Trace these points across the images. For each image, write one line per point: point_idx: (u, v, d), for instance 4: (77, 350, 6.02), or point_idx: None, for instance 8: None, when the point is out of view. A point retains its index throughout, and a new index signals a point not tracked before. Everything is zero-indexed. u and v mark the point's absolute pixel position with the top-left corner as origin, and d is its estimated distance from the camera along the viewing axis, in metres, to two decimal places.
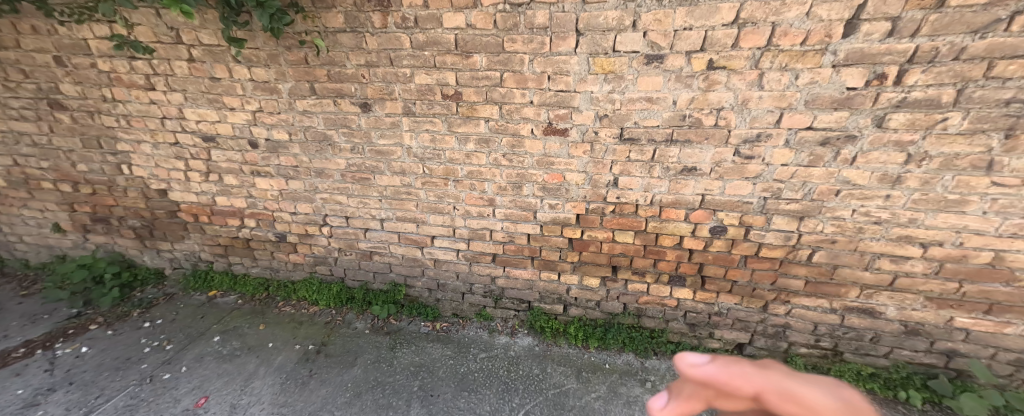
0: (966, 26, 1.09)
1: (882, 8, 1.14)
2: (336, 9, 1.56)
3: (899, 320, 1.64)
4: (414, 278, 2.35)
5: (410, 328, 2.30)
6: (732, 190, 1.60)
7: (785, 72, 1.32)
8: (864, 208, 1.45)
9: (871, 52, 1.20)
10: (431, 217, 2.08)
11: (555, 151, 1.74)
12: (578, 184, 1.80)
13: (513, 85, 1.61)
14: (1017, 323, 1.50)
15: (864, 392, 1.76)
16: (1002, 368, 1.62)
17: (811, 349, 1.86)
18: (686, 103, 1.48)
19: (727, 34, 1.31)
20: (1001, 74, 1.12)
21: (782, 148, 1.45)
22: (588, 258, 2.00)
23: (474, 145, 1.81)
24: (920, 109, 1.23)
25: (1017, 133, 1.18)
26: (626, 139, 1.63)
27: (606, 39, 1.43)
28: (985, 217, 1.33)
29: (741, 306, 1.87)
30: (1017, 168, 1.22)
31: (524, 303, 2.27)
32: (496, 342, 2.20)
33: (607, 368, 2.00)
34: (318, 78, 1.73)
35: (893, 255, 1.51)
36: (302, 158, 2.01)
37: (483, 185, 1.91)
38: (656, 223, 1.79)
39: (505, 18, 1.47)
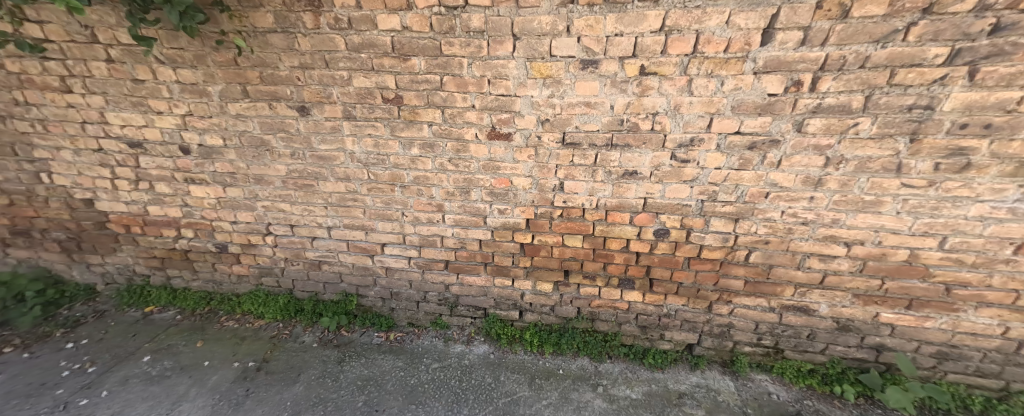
0: (869, 36, 1.15)
1: (794, 18, 1.18)
2: (263, 9, 1.49)
3: (832, 317, 1.71)
4: (366, 288, 2.27)
5: (362, 340, 2.22)
6: (672, 193, 1.63)
7: (711, 78, 1.36)
8: (791, 209, 1.51)
9: (786, 60, 1.25)
10: (380, 224, 2.01)
11: (500, 155, 1.72)
12: (525, 188, 1.78)
13: (454, 89, 1.58)
14: (935, 317, 1.58)
15: (803, 388, 1.82)
16: (925, 361, 1.70)
17: (754, 347, 1.90)
18: (623, 108, 1.50)
19: (656, 41, 1.34)
20: (902, 82, 1.19)
21: (714, 152, 1.49)
22: (540, 263, 1.98)
23: (419, 150, 1.76)
24: (834, 115, 1.30)
25: (921, 137, 1.25)
26: (569, 143, 1.63)
27: (541, 43, 1.43)
28: (899, 217, 1.40)
29: (688, 307, 1.90)
30: (923, 170, 1.30)
31: (480, 310, 2.23)
32: (451, 351, 2.15)
33: (561, 373, 1.99)
34: (250, 80, 1.67)
35: (821, 254, 1.57)
36: (238, 164, 1.93)
37: (431, 191, 1.87)
38: (602, 226, 1.80)
39: (441, 21, 1.43)
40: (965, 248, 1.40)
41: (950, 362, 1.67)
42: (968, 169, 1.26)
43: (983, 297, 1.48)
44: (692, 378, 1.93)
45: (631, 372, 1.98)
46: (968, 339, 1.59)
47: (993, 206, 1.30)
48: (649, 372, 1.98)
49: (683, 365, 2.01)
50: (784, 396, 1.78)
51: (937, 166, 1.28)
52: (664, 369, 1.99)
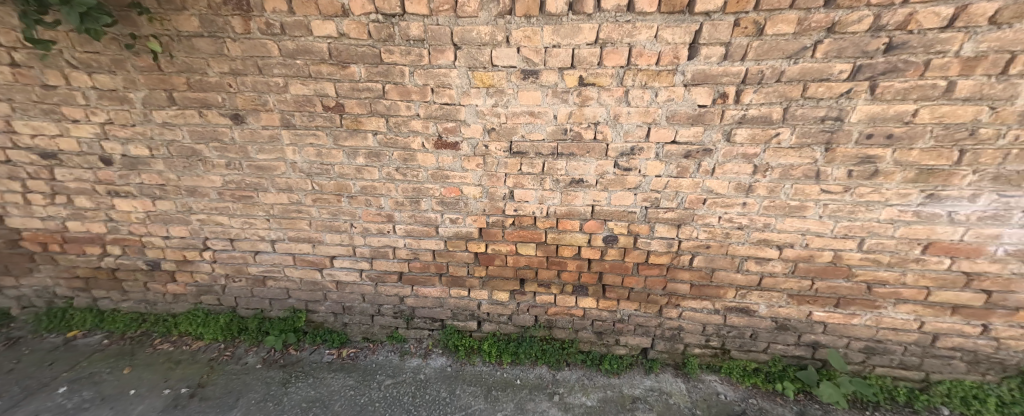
0: (782, 53, 1.25)
1: (715, 34, 1.27)
2: (187, 12, 1.42)
3: (770, 317, 1.78)
4: (316, 303, 2.17)
5: (311, 358, 2.12)
6: (617, 200, 1.67)
7: (646, 89, 1.42)
8: (727, 215, 1.58)
9: (712, 73, 1.34)
10: (328, 236, 1.92)
11: (448, 164, 1.69)
12: (475, 197, 1.76)
13: (397, 97, 1.54)
14: (861, 314, 1.68)
15: (749, 387, 1.89)
16: (856, 356, 1.80)
17: (703, 349, 1.96)
18: (566, 118, 1.52)
19: (592, 53, 1.38)
20: (814, 95, 1.29)
21: (653, 161, 1.55)
22: (495, 272, 1.96)
23: (364, 159, 1.69)
24: (757, 125, 1.38)
25: (833, 146, 1.35)
26: (516, 152, 1.63)
27: (481, 53, 1.43)
28: (821, 221, 1.49)
29: (640, 312, 1.94)
30: (838, 177, 1.39)
31: (437, 322, 2.18)
32: (406, 366, 2.08)
33: (518, 383, 1.96)
34: (176, 87, 1.59)
35: (757, 257, 1.65)
36: (167, 175, 1.84)
37: (380, 201, 1.80)
38: (554, 234, 1.81)
39: (379, 28, 1.40)
40: (881, 248, 1.51)
41: (877, 356, 1.78)
42: (876, 176, 1.37)
43: (900, 294, 1.59)
44: (646, 381, 1.96)
45: (588, 379, 1.99)
46: (890, 334, 1.70)
47: (901, 209, 1.40)
48: (605, 378, 1.99)
49: (638, 369, 2.03)
50: (731, 396, 1.84)
51: (850, 173, 1.38)
52: (620, 374, 2.01)
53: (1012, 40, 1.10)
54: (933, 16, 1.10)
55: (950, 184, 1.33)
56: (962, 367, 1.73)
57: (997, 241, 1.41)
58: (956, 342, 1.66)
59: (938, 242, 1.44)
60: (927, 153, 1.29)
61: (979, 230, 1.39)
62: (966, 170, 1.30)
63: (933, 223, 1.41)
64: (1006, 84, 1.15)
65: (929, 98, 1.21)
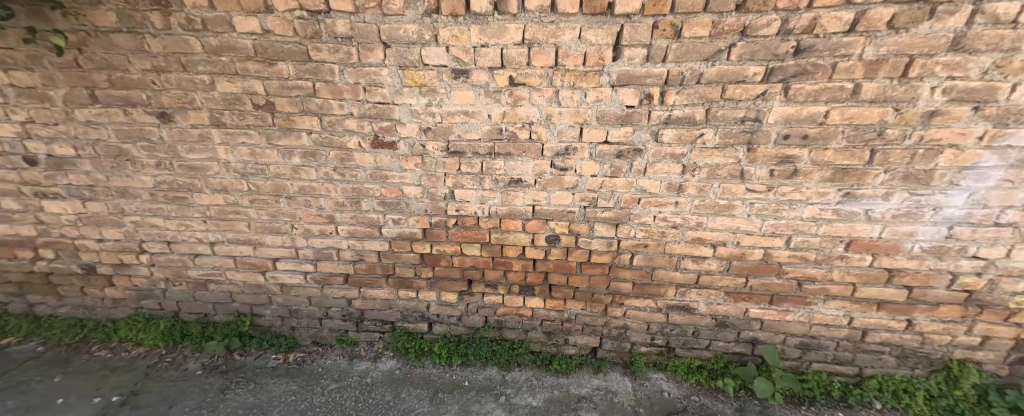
0: (699, 55, 1.28)
1: (636, 36, 1.29)
2: (103, 7, 1.37)
3: (710, 315, 1.82)
4: (262, 307, 2.13)
5: (256, 363, 2.08)
6: (556, 200, 1.68)
7: (575, 90, 1.43)
8: (662, 214, 1.61)
9: (636, 75, 1.36)
10: (269, 238, 1.87)
11: (387, 164, 1.65)
12: (417, 197, 1.73)
13: (329, 96, 1.50)
14: (794, 311, 1.72)
15: (693, 384, 1.91)
16: (793, 352, 1.84)
17: (649, 347, 1.98)
18: (500, 117, 1.52)
19: (520, 53, 1.38)
20: (732, 97, 1.33)
21: (588, 161, 1.56)
22: (442, 273, 1.94)
23: (300, 159, 1.64)
24: (682, 126, 1.41)
25: (754, 147, 1.39)
26: (453, 152, 1.61)
27: (411, 51, 1.40)
28: (749, 219, 1.54)
29: (586, 311, 1.95)
30: (761, 176, 1.44)
31: (387, 324, 2.14)
32: (354, 369, 2.04)
33: (466, 385, 1.94)
34: (98, 84, 1.53)
35: (693, 255, 1.68)
36: (96, 176, 1.78)
37: (319, 202, 1.75)
38: (497, 234, 1.80)
39: (304, 25, 1.36)
40: (807, 246, 1.55)
41: (813, 352, 1.82)
42: (796, 175, 1.41)
43: (828, 290, 1.64)
44: (594, 381, 1.97)
45: (537, 379, 1.98)
46: (823, 330, 1.74)
47: (821, 208, 1.45)
48: (554, 378, 1.99)
49: (588, 368, 2.04)
50: (674, 393, 1.86)
51: (772, 173, 1.42)
52: (569, 373, 2.01)
53: (909, 44, 1.14)
54: (835, 21, 1.14)
55: (864, 183, 1.37)
56: (892, 362, 1.77)
57: (913, 239, 1.45)
58: (883, 337, 1.70)
59: (858, 239, 1.49)
60: (842, 153, 1.34)
61: (895, 228, 1.44)
62: (877, 169, 1.34)
63: (852, 221, 1.45)
64: (907, 86, 1.20)
65: (839, 100, 1.26)
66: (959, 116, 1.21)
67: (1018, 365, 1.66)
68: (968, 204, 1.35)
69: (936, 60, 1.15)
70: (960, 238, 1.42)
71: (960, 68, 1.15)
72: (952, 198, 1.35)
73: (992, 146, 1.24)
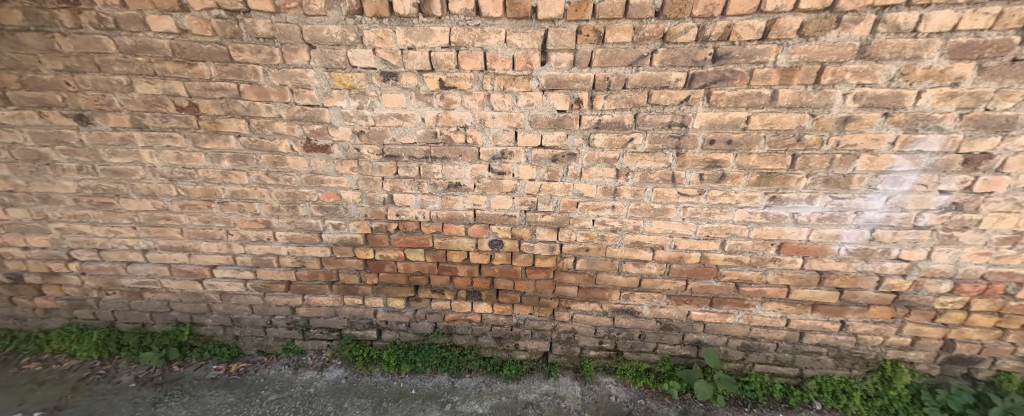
0: (622, 60, 1.31)
1: (561, 42, 1.30)
2: (8, 4, 1.30)
3: (654, 318, 1.83)
4: (202, 316, 2.06)
5: (195, 375, 2.01)
6: (496, 204, 1.66)
7: (506, 94, 1.42)
8: (600, 217, 1.62)
9: (563, 79, 1.37)
10: (203, 245, 1.81)
11: (321, 168, 1.58)
12: (355, 202, 1.67)
13: (255, 98, 1.43)
14: (733, 313, 1.74)
15: (641, 387, 1.91)
16: (736, 354, 1.85)
17: (598, 351, 1.98)
18: (434, 121, 1.49)
19: (448, 56, 1.35)
20: (657, 102, 1.36)
21: (525, 164, 1.55)
22: (387, 279, 1.89)
23: (230, 163, 1.58)
24: (613, 131, 1.44)
25: (683, 151, 1.42)
26: (389, 155, 1.57)
27: (337, 53, 1.35)
28: (684, 223, 1.57)
29: (535, 316, 1.94)
30: (691, 180, 1.47)
31: (334, 332, 2.08)
32: (298, 379, 1.98)
33: (413, 393, 1.90)
34: (9, 85, 1.46)
35: (634, 259, 1.70)
36: (15, 180, 1.69)
37: (253, 206, 1.68)
38: (440, 239, 1.76)
39: (223, 25, 1.31)
40: (740, 249, 1.58)
41: (755, 353, 1.83)
42: (724, 179, 1.44)
43: (764, 292, 1.66)
44: (544, 386, 1.95)
45: (487, 386, 1.95)
46: (763, 332, 1.76)
47: (750, 211, 1.48)
48: (504, 384, 1.96)
49: (539, 373, 2.02)
50: (622, 397, 1.86)
51: (701, 177, 1.45)
52: (519, 379, 1.98)
53: (818, 52, 1.18)
54: (748, 29, 1.19)
55: (788, 187, 1.41)
56: (830, 363, 1.78)
57: (839, 241, 1.48)
58: (820, 338, 1.72)
59: (788, 242, 1.52)
60: (765, 158, 1.38)
61: (821, 231, 1.47)
62: (800, 173, 1.38)
63: (780, 224, 1.49)
64: (820, 93, 1.24)
65: (757, 106, 1.30)
66: (872, 122, 1.25)
67: (948, 364, 1.70)
68: (887, 207, 1.38)
69: (845, 67, 1.19)
70: (882, 240, 1.45)
71: (868, 76, 1.19)
72: (872, 202, 1.38)
73: (904, 151, 1.28)
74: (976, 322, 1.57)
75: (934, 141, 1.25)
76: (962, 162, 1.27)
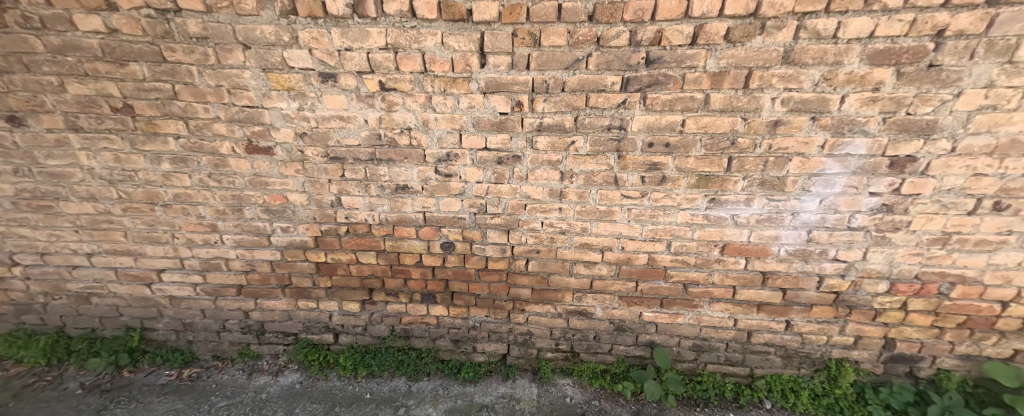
0: (559, 63, 1.31)
1: (498, 45, 1.29)
2: None
3: (607, 319, 1.84)
4: (153, 321, 2.04)
5: (145, 381, 1.96)
6: (445, 207, 1.65)
7: (447, 96, 1.40)
8: (548, 220, 1.62)
9: (503, 82, 1.36)
10: (149, 248, 1.79)
11: (265, 170, 1.56)
12: (302, 205, 1.65)
13: (191, 99, 1.41)
14: (684, 314, 1.76)
15: (596, 388, 1.91)
16: (688, 354, 1.87)
17: (555, 353, 1.98)
18: (377, 123, 1.46)
19: (386, 58, 1.33)
20: (596, 105, 1.37)
21: (471, 167, 1.54)
22: (340, 282, 1.87)
23: (170, 165, 1.55)
24: (555, 133, 1.44)
25: (623, 154, 1.44)
26: (334, 158, 1.53)
27: (272, 53, 1.32)
28: (629, 224, 1.58)
29: (491, 318, 1.93)
30: (634, 183, 1.49)
31: (290, 336, 2.05)
32: (251, 384, 1.95)
33: (367, 397, 1.87)
34: None
35: (584, 260, 1.70)
36: None
37: (198, 209, 1.66)
38: (391, 242, 1.74)
39: (153, 24, 1.28)
40: (686, 250, 1.60)
41: (707, 353, 1.85)
42: (664, 182, 1.47)
43: (711, 293, 1.68)
44: (500, 388, 1.94)
45: (443, 388, 1.93)
46: (712, 332, 1.78)
47: (692, 213, 1.51)
48: (461, 387, 1.94)
49: (496, 376, 2.01)
50: (577, 398, 1.86)
51: (643, 179, 1.47)
52: (477, 382, 1.97)
53: (745, 57, 1.21)
54: (678, 34, 1.21)
55: (726, 189, 1.44)
56: (779, 362, 1.80)
57: (778, 242, 1.51)
58: (767, 338, 1.74)
59: (730, 243, 1.54)
60: (702, 161, 1.40)
61: (761, 232, 1.50)
62: (736, 176, 1.41)
63: (721, 226, 1.51)
64: (749, 97, 1.27)
65: (691, 109, 1.32)
66: (800, 126, 1.28)
67: (891, 363, 1.72)
68: (821, 209, 1.41)
69: (771, 72, 1.22)
70: (819, 241, 1.48)
71: (794, 80, 1.22)
72: (806, 204, 1.41)
73: (833, 154, 1.31)
74: (914, 321, 1.60)
75: (860, 144, 1.28)
76: (888, 164, 1.29)
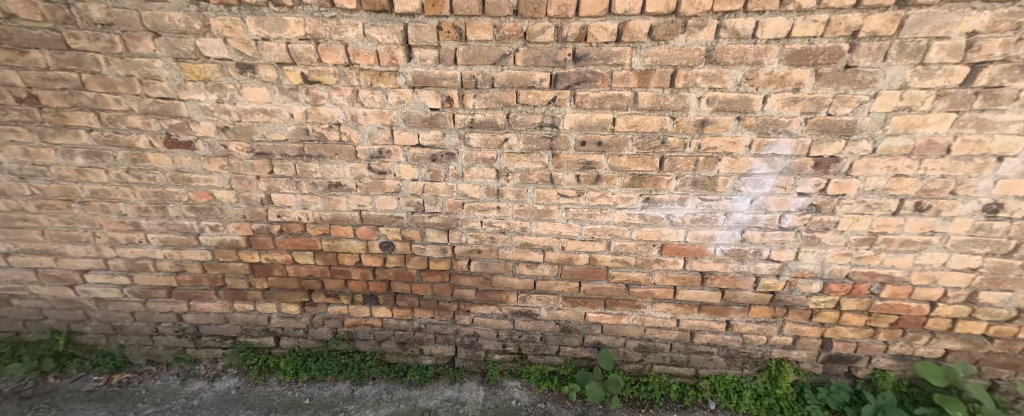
0: (486, 59, 1.27)
1: (423, 37, 1.24)
2: None
3: (553, 320, 1.82)
4: (81, 324, 1.95)
5: (70, 387, 1.86)
6: (382, 205, 1.59)
7: (374, 90, 1.35)
8: (487, 219, 1.59)
9: (430, 76, 1.32)
10: (69, 248, 1.70)
11: (187, 166, 1.49)
12: (231, 202, 1.58)
13: (101, 89, 1.33)
14: (627, 314, 1.74)
15: (544, 390, 1.88)
16: (634, 355, 1.86)
17: (503, 355, 1.95)
18: (303, 117, 1.39)
19: (306, 48, 1.26)
20: (527, 102, 1.34)
21: (405, 164, 1.49)
22: (277, 283, 1.80)
23: (84, 160, 1.48)
24: (487, 130, 1.40)
25: (557, 152, 1.41)
26: (259, 153, 1.47)
27: (183, 42, 1.25)
28: (568, 224, 1.56)
29: (436, 320, 1.89)
30: (569, 181, 1.47)
31: (228, 339, 1.97)
32: (184, 390, 1.87)
33: (306, 403, 1.80)
34: None
35: (526, 260, 1.67)
36: None
37: (119, 207, 1.58)
38: (328, 242, 1.68)
39: (52, 9, 1.20)
40: (625, 250, 1.59)
41: (652, 354, 1.84)
42: (600, 181, 1.45)
43: (652, 293, 1.67)
44: (447, 391, 1.89)
45: (387, 393, 1.87)
46: (656, 332, 1.77)
47: (628, 212, 1.50)
48: (405, 391, 1.89)
49: (444, 379, 1.96)
50: (523, 401, 1.83)
51: (578, 178, 1.45)
52: (423, 385, 1.92)
53: (669, 56, 1.20)
54: (603, 31, 1.18)
55: (660, 188, 1.43)
56: (722, 362, 1.80)
57: (714, 242, 1.51)
58: (709, 338, 1.74)
59: (668, 243, 1.54)
60: (635, 160, 1.39)
61: (696, 232, 1.50)
62: (669, 175, 1.40)
63: (657, 225, 1.50)
64: (676, 96, 1.26)
65: (621, 108, 1.31)
66: (727, 125, 1.29)
67: (829, 363, 1.73)
68: (753, 209, 1.42)
69: (695, 71, 1.21)
70: (752, 241, 1.48)
71: (717, 80, 1.22)
72: (737, 204, 1.41)
73: (760, 154, 1.31)
74: (849, 321, 1.61)
75: (785, 145, 1.28)
76: (813, 165, 1.30)
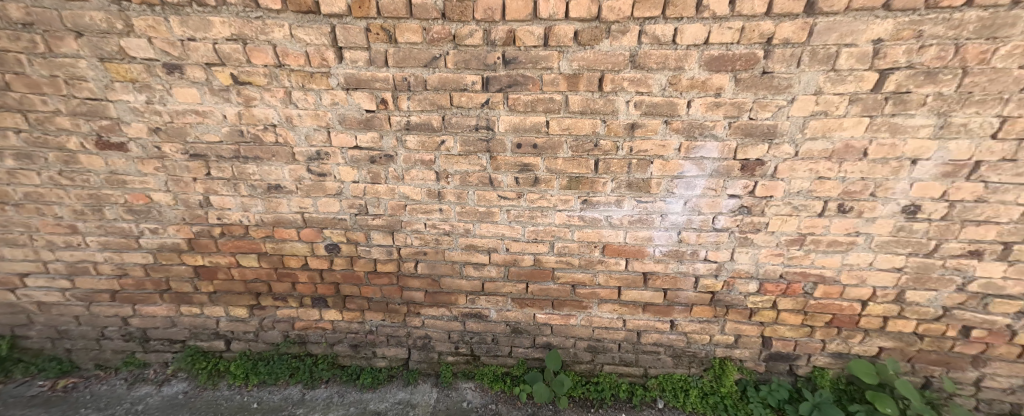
0: (417, 61, 1.28)
1: (352, 39, 1.24)
2: None
3: (503, 321, 1.83)
4: (24, 328, 1.90)
5: (12, 392, 1.81)
6: (324, 207, 1.58)
7: (307, 91, 1.34)
8: (431, 221, 1.59)
9: (363, 78, 1.32)
10: (5, 251, 1.66)
11: (121, 167, 1.47)
12: (169, 205, 1.56)
13: (26, 90, 1.31)
14: (575, 315, 1.76)
15: (497, 392, 1.88)
16: (584, 355, 1.87)
17: (456, 356, 1.95)
18: (237, 119, 1.39)
19: (234, 49, 1.26)
20: (460, 104, 1.35)
21: (344, 166, 1.49)
22: (223, 286, 1.78)
23: (14, 161, 1.45)
24: (424, 132, 1.41)
25: (494, 155, 1.43)
26: (195, 154, 1.45)
27: (107, 42, 1.24)
28: (510, 226, 1.57)
29: (387, 322, 1.89)
30: (508, 184, 1.48)
31: (177, 343, 1.95)
32: (129, 395, 1.83)
33: (253, 407, 1.77)
34: None
35: (472, 262, 1.68)
36: None
37: (54, 209, 1.56)
38: (273, 244, 1.67)
39: None
40: (568, 251, 1.60)
41: (602, 354, 1.86)
42: (538, 182, 1.46)
43: (597, 294, 1.69)
44: (399, 394, 1.88)
45: (338, 396, 1.86)
46: (604, 333, 1.79)
47: (568, 214, 1.51)
48: (357, 393, 1.87)
49: (397, 381, 1.95)
50: (474, 402, 1.83)
51: (517, 180, 1.47)
52: (375, 388, 1.91)
53: (594, 60, 1.22)
54: (529, 34, 1.20)
55: (596, 190, 1.45)
56: (669, 362, 1.83)
57: (652, 243, 1.53)
58: (655, 338, 1.77)
59: (609, 244, 1.56)
60: (570, 162, 1.41)
61: (635, 233, 1.52)
62: (605, 177, 1.42)
63: (597, 227, 1.52)
64: (605, 100, 1.28)
65: (552, 111, 1.32)
66: (655, 129, 1.31)
67: (771, 361, 1.76)
68: (687, 211, 1.44)
69: (620, 76, 1.23)
70: (689, 242, 1.51)
71: (643, 84, 1.24)
72: (672, 206, 1.44)
73: (689, 157, 1.34)
74: (786, 320, 1.65)
75: (712, 148, 1.31)
76: (739, 167, 1.33)
